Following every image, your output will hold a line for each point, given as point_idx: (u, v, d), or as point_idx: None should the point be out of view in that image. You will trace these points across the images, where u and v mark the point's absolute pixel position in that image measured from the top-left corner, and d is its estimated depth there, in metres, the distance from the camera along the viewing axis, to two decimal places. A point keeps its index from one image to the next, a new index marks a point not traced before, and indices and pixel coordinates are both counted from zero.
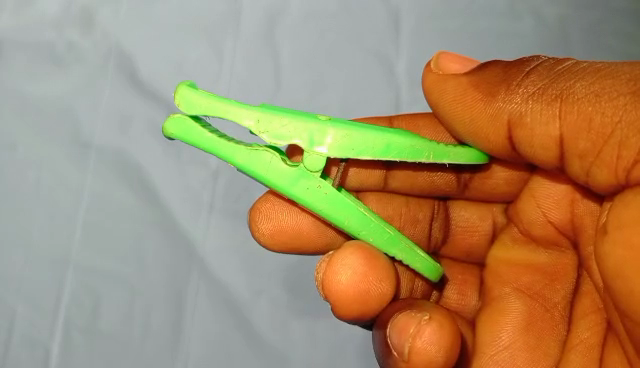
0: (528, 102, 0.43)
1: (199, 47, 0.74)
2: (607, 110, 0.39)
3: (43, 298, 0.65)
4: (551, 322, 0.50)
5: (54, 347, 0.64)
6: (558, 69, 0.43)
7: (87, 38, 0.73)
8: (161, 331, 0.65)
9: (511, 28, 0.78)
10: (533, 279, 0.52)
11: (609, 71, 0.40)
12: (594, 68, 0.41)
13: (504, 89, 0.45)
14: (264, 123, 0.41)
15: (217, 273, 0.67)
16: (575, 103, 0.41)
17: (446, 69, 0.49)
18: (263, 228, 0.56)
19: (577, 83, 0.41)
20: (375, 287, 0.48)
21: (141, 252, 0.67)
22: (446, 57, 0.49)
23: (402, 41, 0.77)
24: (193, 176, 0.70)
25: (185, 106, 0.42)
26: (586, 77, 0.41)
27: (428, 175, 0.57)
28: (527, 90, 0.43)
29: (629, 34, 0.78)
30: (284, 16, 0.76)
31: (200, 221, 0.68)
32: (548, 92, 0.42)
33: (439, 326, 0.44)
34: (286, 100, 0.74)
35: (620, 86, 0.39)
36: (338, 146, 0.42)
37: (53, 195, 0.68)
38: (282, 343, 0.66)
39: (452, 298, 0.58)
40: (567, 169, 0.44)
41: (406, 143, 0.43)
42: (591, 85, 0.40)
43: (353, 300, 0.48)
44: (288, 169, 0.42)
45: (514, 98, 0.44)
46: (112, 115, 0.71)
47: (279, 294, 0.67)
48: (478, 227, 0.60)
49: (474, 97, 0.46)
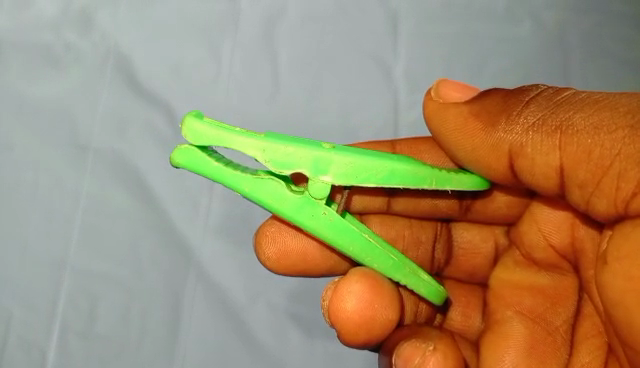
0: (528, 133, 0.45)
1: (198, 48, 0.74)
2: (607, 142, 0.41)
3: (40, 299, 0.65)
4: (553, 345, 0.51)
5: (50, 349, 0.64)
6: (557, 100, 0.45)
7: (85, 39, 0.73)
8: (158, 333, 0.65)
9: (510, 32, 0.78)
10: (535, 301, 0.54)
11: (606, 102, 0.42)
12: (592, 99, 0.43)
13: (504, 120, 0.46)
14: (270, 152, 0.42)
15: (215, 277, 0.67)
16: (575, 135, 0.42)
17: (446, 97, 0.50)
18: (269, 252, 0.58)
19: (576, 115, 0.43)
20: (380, 313, 0.52)
21: (138, 254, 0.67)
22: (445, 84, 0.51)
23: (401, 44, 0.77)
24: (191, 178, 0.70)
25: (192, 137, 0.42)
26: (584, 109, 0.43)
27: (431, 200, 0.58)
28: (526, 121, 0.45)
29: (627, 37, 0.79)
30: (284, 18, 0.76)
31: (198, 223, 0.68)
32: (548, 123, 0.44)
33: (443, 356, 0.48)
34: (284, 101, 0.74)
35: (618, 119, 0.41)
36: (343, 174, 0.43)
37: (50, 197, 0.68)
38: (280, 348, 0.66)
39: (457, 320, 0.59)
40: (568, 196, 0.46)
41: (411, 170, 0.45)
42: (590, 117, 0.42)
43: (362, 327, 0.52)
44: (294, 196, 0.44)
45: (514, 129, 0.45)
46: (109, 116, 0.71)
47: (277, 297, 0.67)
48: (481, 249, 0.62)
49: (475, 127, 0.48)
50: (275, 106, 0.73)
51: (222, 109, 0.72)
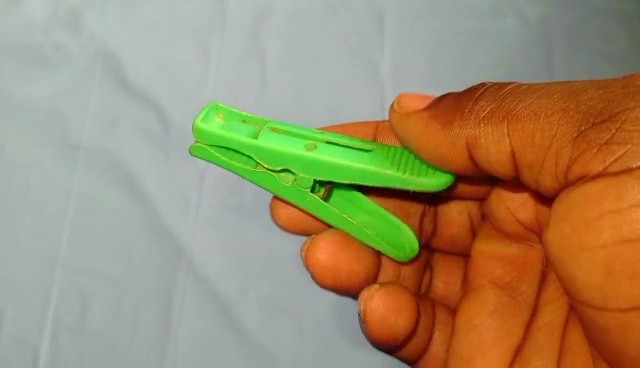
0: (480, 126, 0.54)
1: (188, 47, 0.75)
2: (546, 125, 0.50)
3: (32, 298, 0.65)
4: (517, 308, 0.60)
5: (43, 347, 0.64)
6: (502, 94, 0.54)
7: (75, 41, 0.74)
8: (150, 329, 0.66)
9: (493, 27, 0.79)
10: (504, 272, 0.63)
11: (541, 93, 0.52)
12: (532, 88, 0.53)
13: (459, 118, 0.55)
14: (260, 154, 0.56)
15: (205, 271, 0.68)
16: (519, 123, 0.52)
17: (406, 108, 0.59)
18: (281, 214, 0.70)
19: (519, 105, 0.52)
20: (345, 266, 0.67)
21: (130, 251, 0.68)
22: (405, 98, 0.60)
23: (386, 39, 0.78)
24: (181, 176, 0.71)
25: (202, 138, 0.57)
26: (525, 100, 0.52)
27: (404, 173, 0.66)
28: (478, 115, 0.54)
29: (607, 31, 0.81)
30: (271, 18, 0.77)
31: (189, 218, 0.69)
32: (496, 115, 0.53)
33: (386, 292, 0.63)
34: (273, 98, 0.75)
35: (552, 105, 0.50)
36: (317, 171, 0.56)
37: (41, 196, 0.69)
38: (271, 340, 0.67)
39: (440, 286, 0.72)
40: (520, 175, 0.55)
41: (373, 171, 0.55)
42: (531, 105, 0.52)
43: (328, 274, 0.67)
44: (287, 186, 0.59)
45: (468, 124, 0.54)
46: (100, 115, 0.72)
47: (267, 290, 0.68)
48: (458, 221, 0.72)
49: (436, 128, 0.56)
50: (263, 103, 0.74)
51: None
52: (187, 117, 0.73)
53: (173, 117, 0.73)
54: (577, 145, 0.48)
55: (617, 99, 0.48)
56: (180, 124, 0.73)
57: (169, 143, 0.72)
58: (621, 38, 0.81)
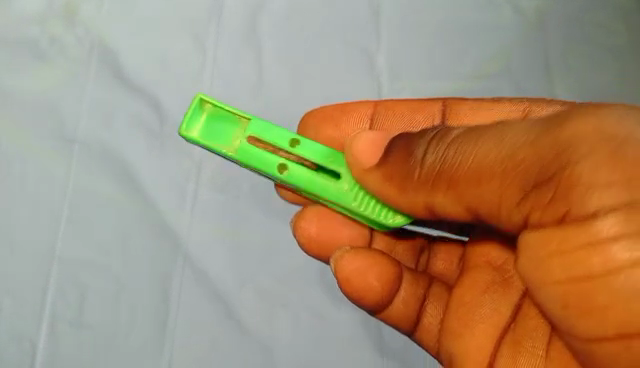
0: (431, 189, 0.50)
1: (184, 41, 0.75)
2: (500, 181, 0.46)
3: (29, 292, 0.65)
4: (509, 286, 0.56)
5: (40, 340, 0.64)
6: (445, 149, 0.49)
7: (70, 33, 0.74)
8: (147, 321, 0.66)
9: (490, 19, 0.79)
10: (501, 253, 0.60)
11: (485, 146, 0.47)
12: (472, 137, 0.48)
13: (409, 179, 0.51)
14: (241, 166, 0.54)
15: (201, 263, 0.68)
16: (469, 182, 0.48)
17: (360, 162, 0.51)
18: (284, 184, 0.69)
19: (465, 164, 0.48)
20: (329, 238, 0.65)
21: (127, 244, 0.68)
22: (360, 141, 0.51)
23: (383, 31, 0.78)
24: (178, 168, 0.71)
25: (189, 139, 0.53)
26: (469, 155, 0.48)
27: None
28: (427, 177, 0.50)
29: (604, 23, 0.81)
30: (268, 10, 0.77)
31: (185, 210, 0.70)
32: (443, 176, 0.49)
33: (356, 251, 0.61)
34: (269, 91, 0.75)
35: (497, 162, 0.46)
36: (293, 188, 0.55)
37: (37, 190, 0.68)
38: (268, 331, 0.67)
39: (439, 265, 0.68)
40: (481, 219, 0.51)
41: (343, 204, 0.54)
42: (476, 163, 0.47)
43: (313, 243, 0.65)
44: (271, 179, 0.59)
45: (419, 189, 0.51)
46: (96, 108, 0.72)
47: (263, 281, 0.68)
48: None
49: (391, 190, 0.52)
50: (259, 95, 0.74)
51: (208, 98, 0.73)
52: (183, 109, 0.73)
53: (169, 110, 0.73)
54: (532, 199, 0.44)
55: (559, 149, 0.43)
56: (176, 116, 0.73)
57: (165, 135, 0.72)
58: (616, 29, 0.81)
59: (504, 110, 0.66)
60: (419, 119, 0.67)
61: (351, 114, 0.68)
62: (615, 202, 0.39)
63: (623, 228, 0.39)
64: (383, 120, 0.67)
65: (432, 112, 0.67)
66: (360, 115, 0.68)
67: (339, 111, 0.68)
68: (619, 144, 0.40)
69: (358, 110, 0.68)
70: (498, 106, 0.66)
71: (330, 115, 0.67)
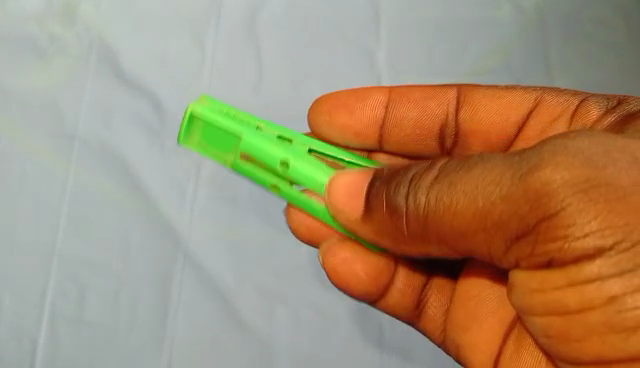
0: (423, 243, 0.46)
1: (184, 39, 0.75)
2: (490, 226, 0.41)
3: (29, 290, 0.65)
4: None
5: (40, 338, 0.64)
6: (425, 204, 0.44)
7: (69, 32, 0.74)
8: (147, 319, 0.66)
9: (490, 17, 0.79)
10: None
11: (468, 198, 0.42)
12: (446, 181, 0.43)
13: (397, 233, 0.47)
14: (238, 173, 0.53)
15: (201, 261, 0.68)
16: (461, 236, 0.43)
17: (342, 213, 0.48)
18: None
19: (448, 220, 0.43)
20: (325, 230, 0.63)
21: (127, 243, 0.68)
22: (338, 189, 0.47)
23: (383, 29, 0.78)
24: (178, 167, 0.71)
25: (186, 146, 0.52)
26: (449, 209, 0.43)
27: (413, 147, 0.65)
28: (413, 233, 0.46)
29: (605, 20, 0.81)
30: (267, 8, 0.77)
31: (185, 209, 0.70)
32: (429, 232, 0.45)
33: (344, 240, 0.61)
34: (269, 89, 0.74)
35: (483, 216, 0.41)
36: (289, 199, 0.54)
37: (37, 188, 0.68)
38: (268, 329, 0.67)
39: None
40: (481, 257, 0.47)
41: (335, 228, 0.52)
42: (460, 219, 0.42)
43: (307, 233, 0.64)
44: None
45: (408, 241, 0.47)
46: (95, 107, 0.71)
47: (263, 279, 0.68)
48: None
49: (383, 239, 0.48)
50: (259, 94, 0.74)
51: None
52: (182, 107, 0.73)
53: (169, 109, 0.73)
54: (522, 242, 0.40)
55: (540, 189, 0.38)
56: (175, 115, 0.72)
57: (165, 134, 0.72)
58: (616, 27, 0.81)
59: (517, 98, 0.61)
60: (433, 107, 0.63)
61: (363, 101, 0.64)
62: (602, 242, 0.37)
63: (605, 270, 0.38)
64: (396, 108, 0.63)
65: (446, 99, 0.63)
66: (373, 104, 0.64)
67: (351, 98, 0.64)
68: (597, 175, 0.38)
69: (372, 97, 0.64)
70: (511, 93, 0.61)
71: (341, 103, 0.64)
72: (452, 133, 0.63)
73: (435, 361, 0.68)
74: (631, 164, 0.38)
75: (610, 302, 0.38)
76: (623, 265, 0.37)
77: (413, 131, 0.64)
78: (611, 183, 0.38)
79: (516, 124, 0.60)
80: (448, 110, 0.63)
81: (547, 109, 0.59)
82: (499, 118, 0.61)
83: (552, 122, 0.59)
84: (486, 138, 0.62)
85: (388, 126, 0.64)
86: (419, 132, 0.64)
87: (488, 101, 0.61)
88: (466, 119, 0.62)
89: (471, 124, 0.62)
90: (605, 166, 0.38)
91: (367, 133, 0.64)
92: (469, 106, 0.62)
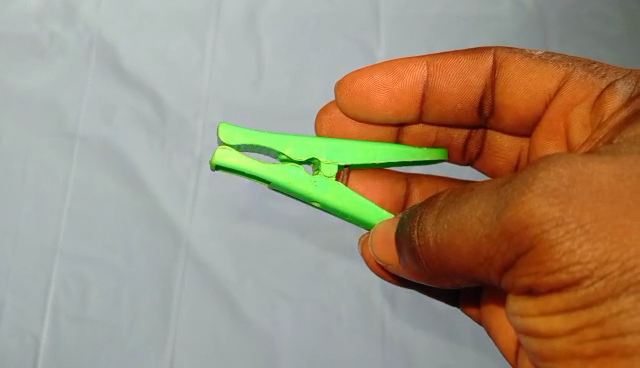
0: (451, 280, 0.47)
1: (184, 37, 0.75)
2: (483, 261, 0.42)
3: (32, 287, 0.66)
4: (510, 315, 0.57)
5: (43, 336, 0.65)
6: (433, 246, 0.46)
7: (69, 31, 0.74)
8: (150, 315, 0.66)
9: (490, 13, 0.79)
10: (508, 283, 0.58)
11: (468, 232, 0.43)
12: (446, 220, 0.45)
13: (430, 278, 0.49)
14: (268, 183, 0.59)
15: (203, 258, 0.68)
16: (472, 271, 0.44)
17: (388, 259, 0.53)
18: (323, 131, 0.67)
19: (452, 259, 0.44)
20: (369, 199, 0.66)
21: (128, 240, 0.68)
22: (383, 248, 0.53)
23: (382, 26, 0.78)
24: (179, 165, 0.71)
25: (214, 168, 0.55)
26: (452, 248, 0.44)
27: (455, 111, 0.65)
28: (439, 276, 0.48)
29: (606, 16, 0.80)
30: (266, 6, 0.77)
31: (186, 206, 0.70)
32: (448, 274, 0.46)
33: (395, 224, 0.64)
34: (269, 86, 0.74)
35: (482, 257, 0.42)
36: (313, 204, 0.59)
37: (38, 186, 0.69)
38: (271, 326, 0.67)
39: None
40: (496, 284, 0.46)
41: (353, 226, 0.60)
42: (465, 258, 0.43)
43: None
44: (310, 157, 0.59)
45: (442, 282, 0.48)
46: (96, 105, 0.72)
47: (264, 274, 0.69)
48: (506, 155, 0.69)
49: (423, 281, 0.50)
50: (259, 93, 0.74)
51: (208, 96, 0.73)
52: (183, 105, 0.73)
53: (169, 107, 0.73)
54: (506, 274, 0.42)
55: (525, 219, 0.39)
56: (176, 113, 0.72)
57: (166, 132, 0.72)
58: (617, 24, 0.80)
59: (548, 73, 0.60)
60: (474, 80, 0.63)
61: (402, 79, 0.64)
62: (570, 277, 0.38)
63: (576, 302, 0.39)
64: (436, 85, 0.64)
65: (484, 70, 0.62)
66: (413, 80, 0.64)
67: (390, 76, 0.64)
68: (567, 210, 0.38)
69: (411, 73, 0.64)
70: (544, 67, 0.60)
71: (379, 84, 0.64)
72: (489, 102, 0.64)
73: (435, 359, 0.68)
74: (594, 194, 0.38)
75: (572, 331, 0.41)
76: (587, 297, 0.39)
77: (454, 103, 0.64)
78: (575, 220, 0.38)
79: (545, 102, 0.61)
80: (486, 81, 0.63)
81: (573, 88, 0.58)
82: (527, 97, 0.61)
83: (575, 105, 0.58)
84: (516, 111, 0.63)
85: (430, 98, 0.64)
86: (460, 104, 0.64)
87: (520, 76, 0.61)
88: (500, 92, 0.62)
89: (505, 97, 0.62)
90: (571, 199, 0.38)
91: (408, 109, 0.65)
92: (502, 81, 0.62)
